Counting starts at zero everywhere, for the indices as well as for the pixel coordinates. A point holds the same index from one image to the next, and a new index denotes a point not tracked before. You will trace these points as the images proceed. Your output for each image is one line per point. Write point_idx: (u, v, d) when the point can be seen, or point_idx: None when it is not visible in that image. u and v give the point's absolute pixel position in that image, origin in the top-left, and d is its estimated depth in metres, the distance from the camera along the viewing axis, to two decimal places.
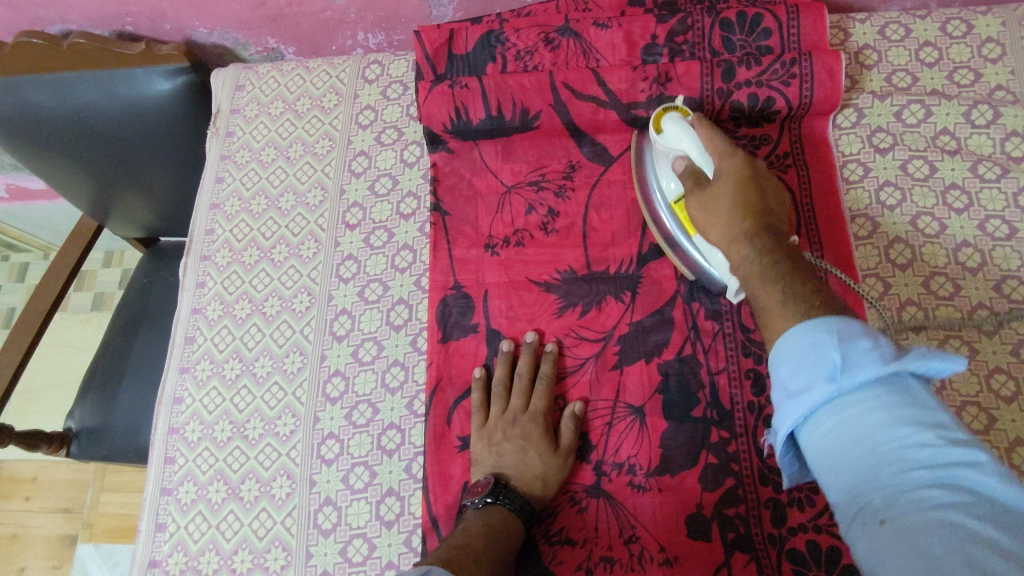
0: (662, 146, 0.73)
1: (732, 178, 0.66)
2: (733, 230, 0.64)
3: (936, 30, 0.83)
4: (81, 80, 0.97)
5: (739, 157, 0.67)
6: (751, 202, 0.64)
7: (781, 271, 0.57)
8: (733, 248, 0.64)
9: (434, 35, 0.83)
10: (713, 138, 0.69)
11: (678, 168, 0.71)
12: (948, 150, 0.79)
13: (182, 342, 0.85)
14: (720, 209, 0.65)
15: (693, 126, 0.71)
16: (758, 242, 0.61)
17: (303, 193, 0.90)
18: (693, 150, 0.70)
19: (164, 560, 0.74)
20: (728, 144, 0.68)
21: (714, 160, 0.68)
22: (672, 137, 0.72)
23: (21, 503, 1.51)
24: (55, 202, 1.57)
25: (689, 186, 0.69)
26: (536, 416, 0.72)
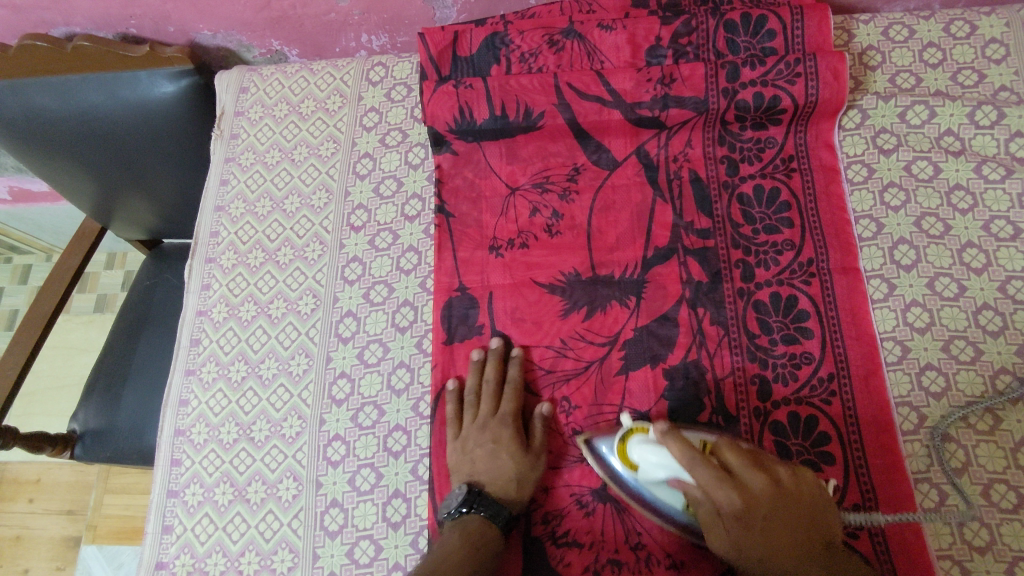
0: (644, 476, 0.64)
1: (753, 525, 0.59)
2: (760, 563, 0.60)
3: (939, 31, 0.83)
4: (86, 81, 0.97)
5: (742, 495, 0.59)
6: (776, 528, 0.59)
7: (824, 574, 0.58)
8: (754, 564, 0.60)
9: (439, 37, 0.83)
10: (694, 468, 0.59)
11: (676, 489, 0.63)
12: (953, 151, 0.79)
13: (187, 344, 0.85)
14: (733, 543, 0.60)
15: (665, 444, 0.61)
16: (801, 572, 0.59)
17: (307, 196, 0.90)
18: (680, 474, 0.61)
19: (171, 562, 0.75)
20: (712, 470, 0.59)
21: (706, 484, 0.59)
22: (648, 466, 0.63)
23: (24, 505, 1.51)
24: (57, 204, 1.57)
25: (705, 519, 0.62)
26: (506, 419, 0.73)
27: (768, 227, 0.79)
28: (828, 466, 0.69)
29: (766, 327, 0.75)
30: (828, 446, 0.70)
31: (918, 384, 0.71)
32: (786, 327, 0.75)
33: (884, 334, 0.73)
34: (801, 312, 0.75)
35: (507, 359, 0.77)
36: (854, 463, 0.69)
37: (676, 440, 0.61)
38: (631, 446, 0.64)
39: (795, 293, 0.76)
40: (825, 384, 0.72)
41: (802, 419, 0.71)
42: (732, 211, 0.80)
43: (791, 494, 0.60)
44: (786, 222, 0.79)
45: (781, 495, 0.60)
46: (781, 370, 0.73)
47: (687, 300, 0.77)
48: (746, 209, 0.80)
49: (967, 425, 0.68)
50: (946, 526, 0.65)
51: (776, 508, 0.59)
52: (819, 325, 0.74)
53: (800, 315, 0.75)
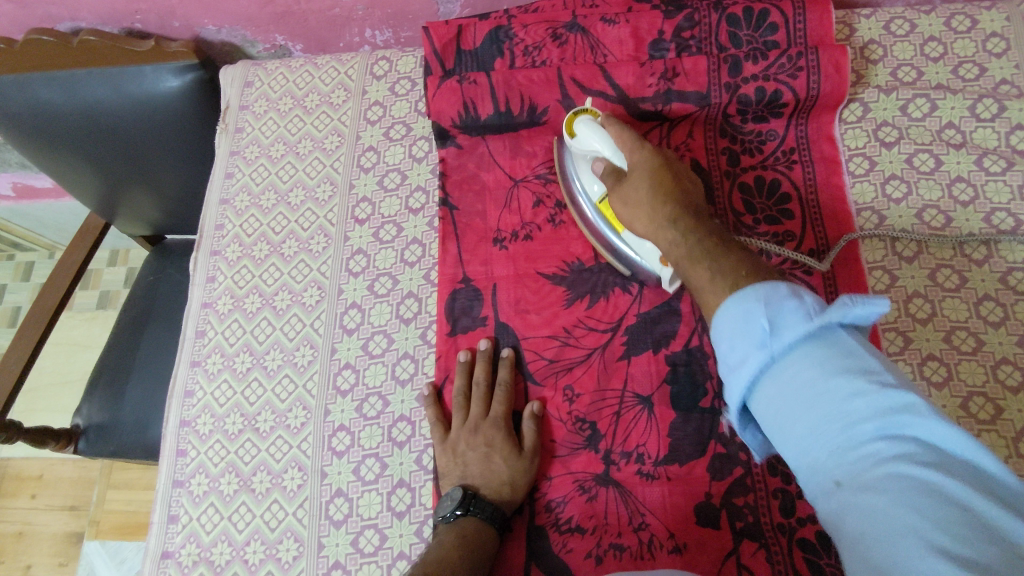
0: (578, 148, 0.74)
1: (648, 169, 0.67)
2: (657, 221, 0.64)
3: (940, 25, 0.84)
4: (91, 76, 0.98)
5: (647, 147, 0.69)
6: (667, 189, 0.65)
7: (703, 241, 0.59)
8: (658, 232, 0.64)
9: (443, 31, 0.83)
10: (621, 142, 0.71)
11: (598, 169, 0.73)
12: (954, 143, 0.79)
13: (192, 336, 0.85)
14: (636, 203, 0.67)
15: (605, 127, 0.72)
16: (685, 254, 0.60)
17: (312, 189, 0.90)
18: (609, 152, 0.71)
19: (177, 551, 0.75)
20: (640, 141, 0.70)
21: (628, 154, 0.70)
22: (585, 139, 0.73)
23: (27, 501, 1.52)
24: (61, 200, 1.58)
25: (608, 187, 0.71)
26: (497, 421, 0.73)
27: (769, 218, 0.80)
28: None
29: None
30: None
31: (920, 374, 0.71)
32: None
33: (885, 324, 0.73)
34: None
35: (496, 361, 0.77)
36: None
37: (610, 121, 0.73)
38: (575, 126, 0.75)
39: (797, 283, 0.76)
40: None
41: None
42: (734, 202, 0.81)
43: (687, 191, 0.66)
44: (787, 213, 0.79)
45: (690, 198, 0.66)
46: None
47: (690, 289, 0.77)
48: (747, 200, 0.81)
49: (968, 415, 0.69)
50: None
51: (679, 193, 0.66)
52: None
53: None
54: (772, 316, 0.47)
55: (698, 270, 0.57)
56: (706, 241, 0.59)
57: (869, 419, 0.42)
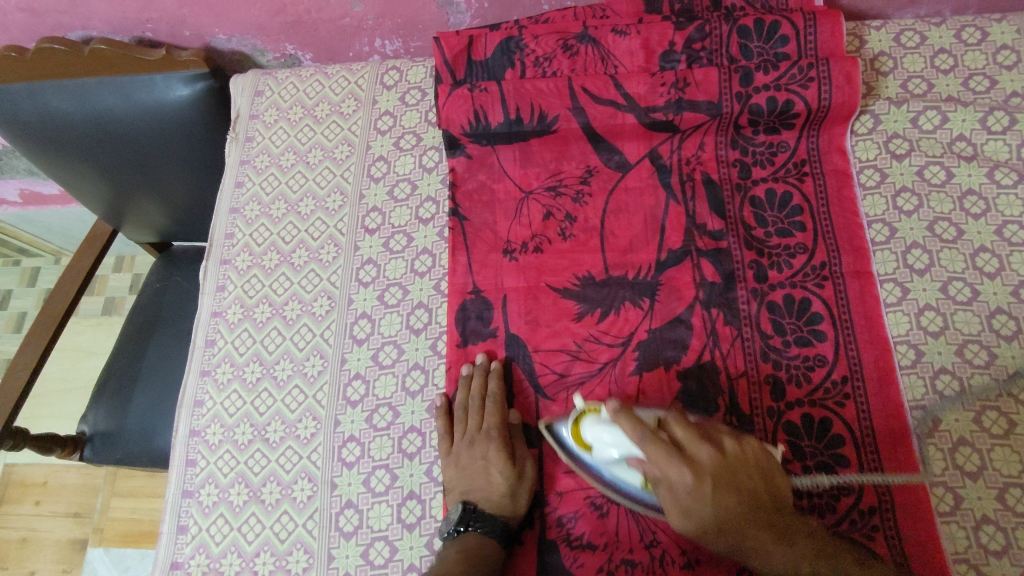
0: (601, 456, 0.66)
1: (709, 477, 0.61)
2: (722, 518, 0.62)
3: (951, 37, 0.84)
4: (101, 85, 0.98)
5: (693, 473, 0.61)
6: (734, 500, 0.62)
7: (775, 528, 0.62)
8: (719, 512, 0.62)
9: (455, 41, 0.84)
10: (645, 446, 0.62)
11: (635, 469, 0.64)
12: (965, 156, 0.79)
13: (202, 345, 0.85)
14: (697, 519, 0.62)
15: (617, 423, 0.63)
16: (760, 537, 0.62)
17: (322, 199, 0.90)
18: (634, 453, 0.63)
19: (186, 562, 0.75)
20: (667, 449, 0.62)
21: (670, 471, 0.61)
22: (604, 445, 0.65)
23: (31, 507, 1.51)
24: (67, 206, 1.58)
25: (662, 499, 0.64)
26: (492, 434, 0.73)
27: (780, 230, 0.79)
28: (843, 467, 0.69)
29: (779, 329, 0.75)
30: (842, 448, 0.70)
31: (932, 388, 0.71)
32: (799, 329, 0.75)
33: (897, 337, 0.73)
34: (814, 315, 0.75)
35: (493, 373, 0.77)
36: (868, 464, 0.69)
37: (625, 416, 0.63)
38: (583, 427, 0.67)
39: (808, 295, 0.76)
40: (839, 387, 0.72)
41: (816, 421, 0.71)
42: (745, 214, 0.81)
43: (734, 455, 0.63)
44: (798, 225, 0.79)
45: (747, 466, 0.63)
46: (794, 371, 0.73)
47: (701, 301, 0.77)
48: (758, 212, 0.81)
49: (982, 429, 0.69)
50: (961, 529, 0.65)
51: (735, 474, 0.63)
52: (832, 327, 0.75)
53: (813, 317, 0.75)
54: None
55: (787, 560, 0.62)
56: (789, 550, 0.62)
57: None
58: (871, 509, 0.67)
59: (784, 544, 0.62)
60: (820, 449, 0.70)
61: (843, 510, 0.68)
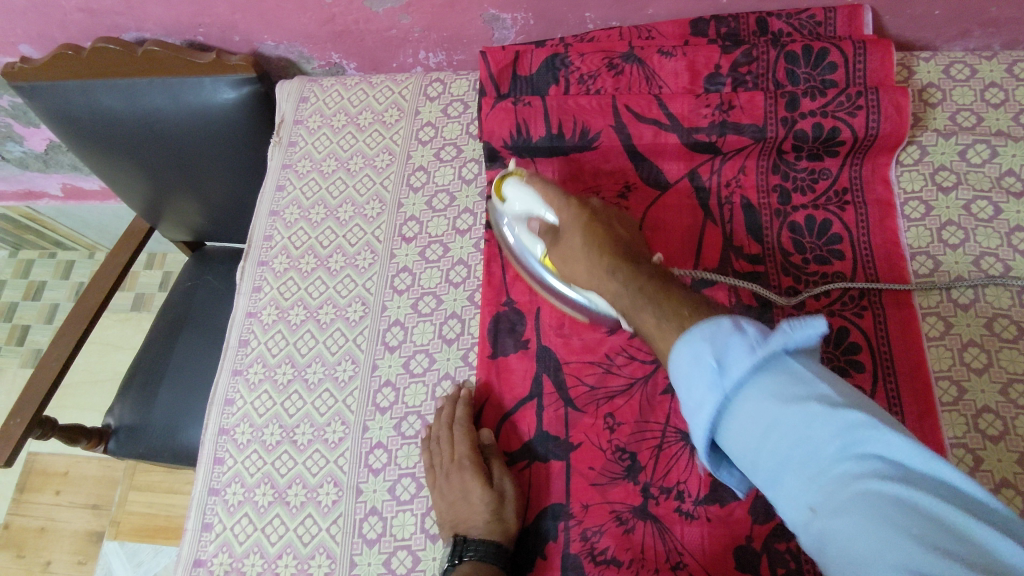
0: (512, 211, 0.77)
1: (579, 225, 0.68)
2: (602, 265, 0.64)
3: (1002, 71, 0.83)
4: (151, 85, 1.00)
5: (578, 206, 0.69)
6: (598, 240, 0.66)
7: (640, 279, 0.60)
8: (605, 284, 0.64)
9: (500, 56, 0.85)
10: (550, 202, 0.72)
11: (535, 227, 0.75)
12: (1014, 191, 0.78)
13: (236, 345, 0.86)
14: (582, 273, 0.67)
15: (531, 183, 0.74)
16: (647, 295, 0.58)
17: (361, 206, 0.91)
18: (539, 208, 0.73)
19: (209, 560, 0.75)
20: (562, 197, 0.71)
21: (557, 214, 0.71)
22: (514, 197, 0.75)
23: (51, 497, 1.53)
24: (107, 202, 1.61)
25: (554, 254, 0.72)
26: (464, 463, 0.71)
27: (819, 258, 0.79)
28: None
29: None
30: None
31: (974, 427, 0.69)
32: (836, 358, 0.74)
33: (940, 372, 0.71)
34: (852, 345, 0.74)
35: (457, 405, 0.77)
36: None
37: (537, 179, 0.75)
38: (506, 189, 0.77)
39: (847, 325, 0.75)
40: None
41: None
42: (783, 240, 0.80)
43: (602, 212, 0.69)
44: (838, 254, 0.78)
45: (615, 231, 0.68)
46: None
47: None
48: (797, 238, 0.80)
49: None
50: None
51: (603, 230, 0.67)
52: (870, 358, 0.73)
53: (851, 347, 0.74)
54: (719, 353, 0.46)
55: (644, 316, 0.57)
56: (647, 284, 0.59)
57: (830, 440, 0.42)
58: None
59: (642, 280, 0.60)
60: None
61: None
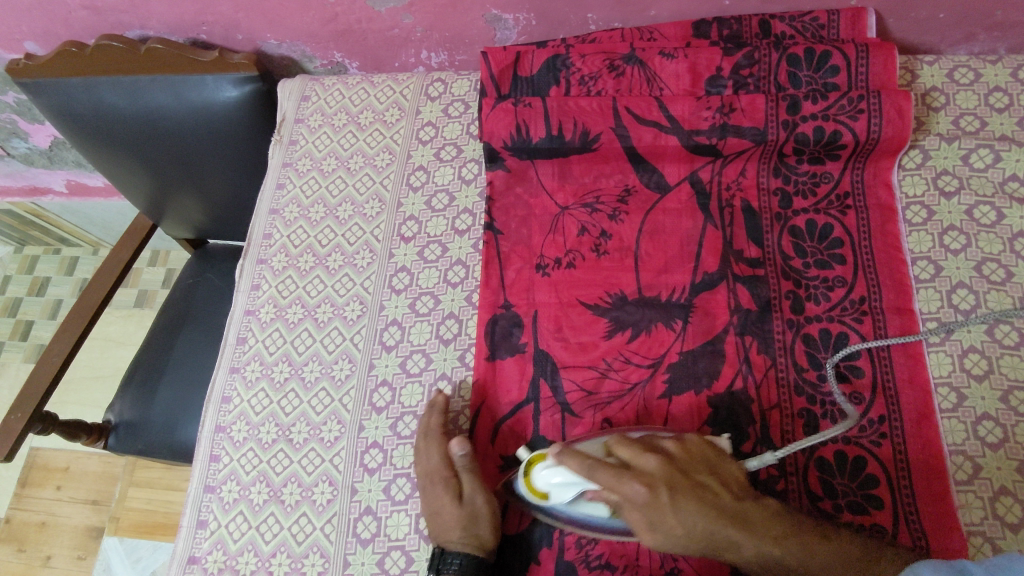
0: (559, 500, 0.65)
1: (671, 493, 0.62)
2: (696, 530, 0.61)
3: (1006, 75, 0.83)
4: (154, 83, 1.01)
5: (668, 496, 0.62)
6: (700, 505, 0.62)
7: (783, 533, 0.61)
8: (712, 543, 0.62)
9: (501, 56, 0.85)
10: (594, 476, 0.62)
11: (592, 498, 0.64)
12: (1017, 197, 0.77)
13: (234, 342, 0.86)
14: (674, 532, 0.62)
15: (562, 464, 0.63)
16: (795, 556, 0.60)
17: (360, 205, 0.91)
18: (590, 487, 0.63)
19: (203, 557, 0.75)
20: (618, 475, 0.62)
21: (622, 482, 0.62)
22: (559, 492, 0.64)
23: (52, 492, 1.54)
24: (111, 199, 1.62)
25: (635, 517, 0.62)
26: (436, 478, 0.70)
27: (819, 262, 0.78)
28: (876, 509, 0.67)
29: (815, 363, 0.73)
30: (875, 488, 0.67)
31: (973, 434, 0.68)
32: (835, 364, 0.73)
33: (939, 378, 0.71)
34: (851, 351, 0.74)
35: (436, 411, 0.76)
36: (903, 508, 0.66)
37: (574, 456, 0.63)
38: (534, 475, 0.66)
39: (846, 330, 0.74)
40: (875, 426, 0.70)
41: (849, 458, 0.69)
42: (784, 243, 0.79)
43: (686, 465, 0.64)
44: (839, 258, 0.78)
45: (700, 468, 0.64)
46: (829, 407, 0.71)
47: (735, 329, 0.76)
48: (797, 242, 0.79)
49: None
50: None
51: (689, 477, 0.63)
52: (870, 364, 0.73)
53: (850, 353, 0.74)
54: None
55: None
56: (780, 530, 0.61)
57: None
58: None
59: (775, 531, 0.61)
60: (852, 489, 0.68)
61: None
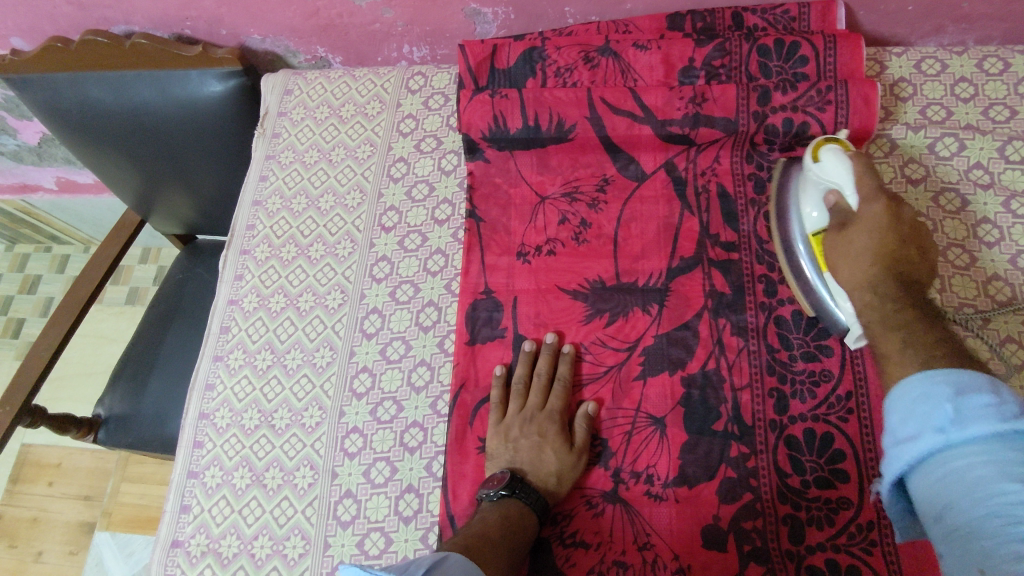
0: (817, 179, 0.72)
1: (878, 227, 0.66)
2: (861, 277, 0.66)
3: (972, 66, 0.85)
4: (139, 78, 1.02)
5: (886, 207, 0.66)
6: (898, 244, 0.65)
7: (893, 322, 0.61)
8: (869, 279, 0.65)
9: (479, 49, 0.86)
10: (862, 179, 0.68)
11: (827, 205, 0.71)
12: (981, 184, 0.79)
13: (217, 331, 0.87)
14: (856, 246, 0.67)
15: (852, 158, 0.70)
16: (904, 322, 0.60)
17: (342, 196, 0.93)
18: (846, 186, 0.69)
19: (186, 541, 0.76)
20: (879, 189, 0.67)
21: (861, 204, 0.68)
22: (830, 167, 0.70)
23: (44, 488, 1.55)
24: (101, 196, 1.63)
25: (830, 232, 0.70)
26: (554, 413, 0.74)
27: None
28: (842, 483, 0.68)
29: (786, 344, 0.75)
30: (843, 463, 0.69)
31: None
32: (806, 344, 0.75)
33: None
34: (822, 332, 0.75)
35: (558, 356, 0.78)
36: (870, 481, 0.67)
37: (860, 158, 0.70)
38: (820, 151, 0.73)
39: None
40: (842, 403, 0.71)
41: (818, 436, 0.70)
42: (758, 228, 0.81)
43: (908, 230, 0.66)
44: None
45: (919, 245, 0.66)
46: (799, 387, 0.73)
47: (708, 312, 0.77)
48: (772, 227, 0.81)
49: None
50: None
51: (907, 237, 0.66)
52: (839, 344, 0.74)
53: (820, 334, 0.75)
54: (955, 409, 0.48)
55: (883, 339, 0.60)
56: (904, 311, 0.61)
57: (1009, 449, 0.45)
58: (869, 525, 0.66)
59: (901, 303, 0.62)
60: (820, 465, 0.69)
61: (841, 524, 0.66)
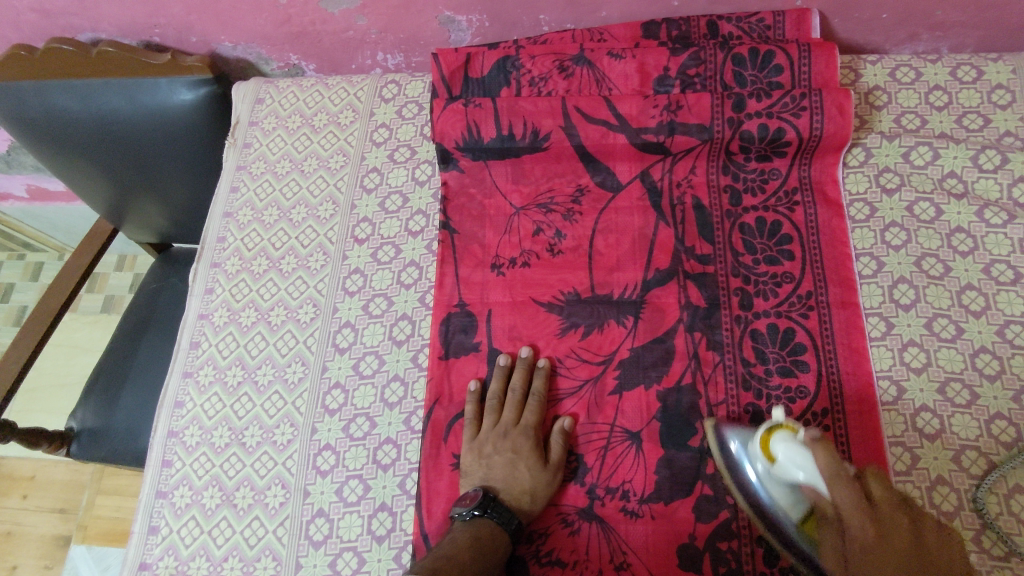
0: (781, 479, 0.62)
1: (882, 544, 0.56)
2: (859, 555, 0.56)
3: (946, 74, 0.85)
4: (106, 86, 0.99)
5: (875, 526, 0.57)
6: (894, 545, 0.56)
7: (884, 555, 0.55)
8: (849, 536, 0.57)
9: (452, 58, 0.85)
10: (835, 486, 0.59)
11: (803, 498, 0.62)
12: (955, 193, 0.79)
13: (186, 346, 0.86)
14: (850, 535, 0.58)
15: (815, 449, 0.60)
16: None
17: (315, 207, 0.91)
18: (816, 484, 0.60)
19: (154, 563, 0.75)
20: (839, 470, 0.59)
21: (840, 499, 0.59)
22: (787, 468, 0.61)
23: (17, 501, 1.51)
24: (73, 203, 1.60)
25: (822, 527, 0.61)
26: (528, 429, 0.73)
27: (769, 258, 0.79)
28: None
29: (762, 357, 0.74)
30: None
31: (912, 426, 0.70)
32: (782, 358, 0.74)
33: (880, 372, 0.72)
34: (797, 345, 0.74)
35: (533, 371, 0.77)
36: None
37: (824, 450, 0.60)
38: (773, 441, 0.63)
39: (793, 325, 0.76)
40: (818, 420, 0.71)
41: None
42: (734, 239, 0.80)
43: (891, 521, 0.57)
44: (787, 253, 0.79)
45: (900, 516, 0.58)
46: (775, 401, 0.73)
47: (684, 325, 0.77)
48: (748, 239, 0.80)
49: (960, 469, 0.68)
50: None
51: (888, 515, 0.58)
52: (815, 358, 0.74)
53: (796, 347, 0.74)
54: None
55: None
56: None
57: None
58: None
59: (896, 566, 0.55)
60: None
61: None
